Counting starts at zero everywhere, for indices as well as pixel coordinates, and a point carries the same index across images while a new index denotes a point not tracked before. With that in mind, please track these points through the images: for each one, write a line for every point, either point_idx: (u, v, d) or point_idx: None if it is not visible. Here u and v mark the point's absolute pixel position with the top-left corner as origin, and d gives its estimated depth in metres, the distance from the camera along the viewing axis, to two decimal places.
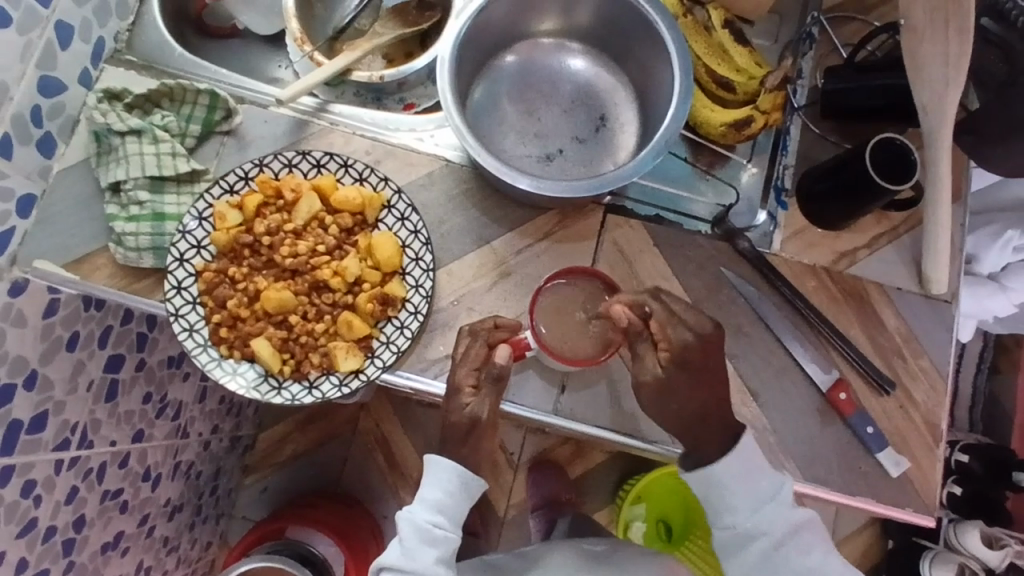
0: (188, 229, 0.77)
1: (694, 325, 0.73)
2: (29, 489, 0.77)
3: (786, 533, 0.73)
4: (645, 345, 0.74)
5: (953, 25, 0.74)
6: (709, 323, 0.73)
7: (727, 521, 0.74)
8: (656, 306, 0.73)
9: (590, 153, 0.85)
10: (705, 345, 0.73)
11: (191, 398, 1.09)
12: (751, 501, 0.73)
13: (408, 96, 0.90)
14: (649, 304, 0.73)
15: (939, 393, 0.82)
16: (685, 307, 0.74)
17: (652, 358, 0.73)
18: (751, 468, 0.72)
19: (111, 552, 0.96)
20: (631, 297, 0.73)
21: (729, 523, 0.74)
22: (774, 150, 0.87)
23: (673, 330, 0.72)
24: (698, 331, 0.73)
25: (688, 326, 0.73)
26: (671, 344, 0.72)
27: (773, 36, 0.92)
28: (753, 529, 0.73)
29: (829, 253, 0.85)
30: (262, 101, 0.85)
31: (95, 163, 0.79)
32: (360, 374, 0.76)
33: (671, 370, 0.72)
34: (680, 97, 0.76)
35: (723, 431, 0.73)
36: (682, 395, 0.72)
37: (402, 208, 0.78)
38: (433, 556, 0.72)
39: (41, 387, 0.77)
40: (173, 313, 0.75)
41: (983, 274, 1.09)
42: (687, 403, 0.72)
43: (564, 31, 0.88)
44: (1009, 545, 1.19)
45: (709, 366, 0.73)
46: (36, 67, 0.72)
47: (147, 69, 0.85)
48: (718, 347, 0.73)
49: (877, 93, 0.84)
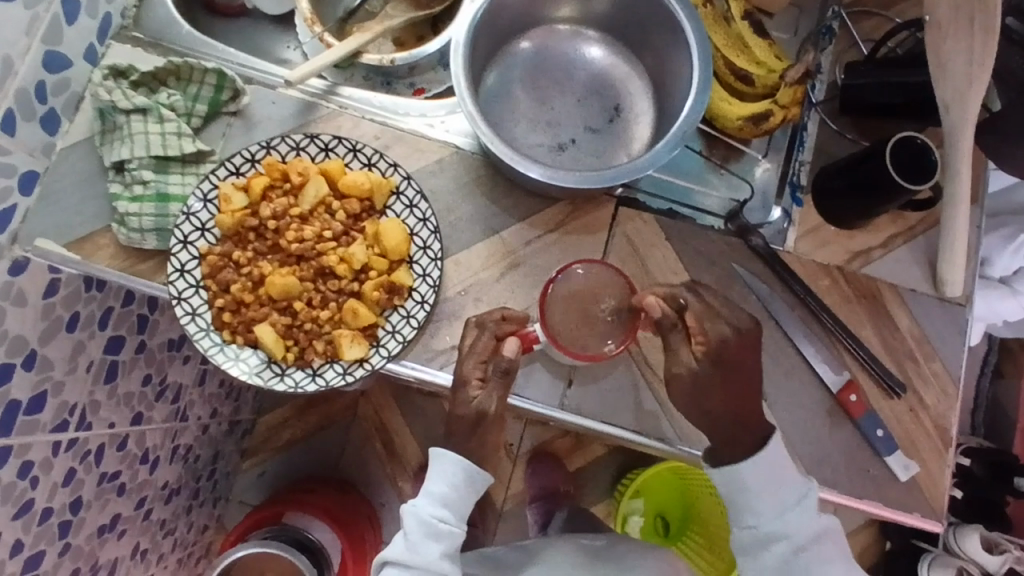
0: (192, 211, 0.75)
1: (732, 320, 0.74)
2: (26, 470, 0.76)
3: (796, 532, 0.73)
4: (679, 338, 0.73)
5: (978, 24, 0.72)
6: (745, 317, 0.75)
7: (748, 521, 0.74)
8: (692, 299, 0.74)
9: (603, 144, 0.84)
10: (742, 340, 0.73)
11: (190, 381, 1.08)
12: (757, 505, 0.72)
13: (419, 81, 0.89)
14: (684, 296, 0.74)
15: (950, 397, 0.81)
16: (722, 302, 0.75)
17: (687, 351, 0.73)
18: (761, 474, 0.71)
19: (107, 534, 0.95)
20: (667, 290, 0.74)
21: (750, 522, 0.74)
22: (790, 146, 0.85)
23: (710, 324, 0.73)
24: (735, 326, 0.73)
25: (728, 321, 0.73)
26: (709, 338, 0.73)
27: (793, 29, 0.89)
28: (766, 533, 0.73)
29: (843, 252, 0.83)
30: (270, 82, 0.83)
31: (99, 141, 0.78)
32: (365, 363, 0.74)
33: (705, 363, 0.73)
34: (698, 89, 0.74)
35: (742, 436, 0.73)
36: (715, 387, 0.72)
37: (411, 195, 0.77)
38: (437, 551, 0.71)
39: (40, 367, 0.75)
40: (176, 296, 0.74)
41: (994, 277, 1.07)
42: (721, 399, 0.73)
43: (580, 19, 0.86)
44: (1009, 550, 1.17)
45: (746, 358, 0.73)
46: (41, 42, 0.70)
47: (153, 46, 0.83)
48: (756, 343, 0.74)
49: (897, 91, 0.82)
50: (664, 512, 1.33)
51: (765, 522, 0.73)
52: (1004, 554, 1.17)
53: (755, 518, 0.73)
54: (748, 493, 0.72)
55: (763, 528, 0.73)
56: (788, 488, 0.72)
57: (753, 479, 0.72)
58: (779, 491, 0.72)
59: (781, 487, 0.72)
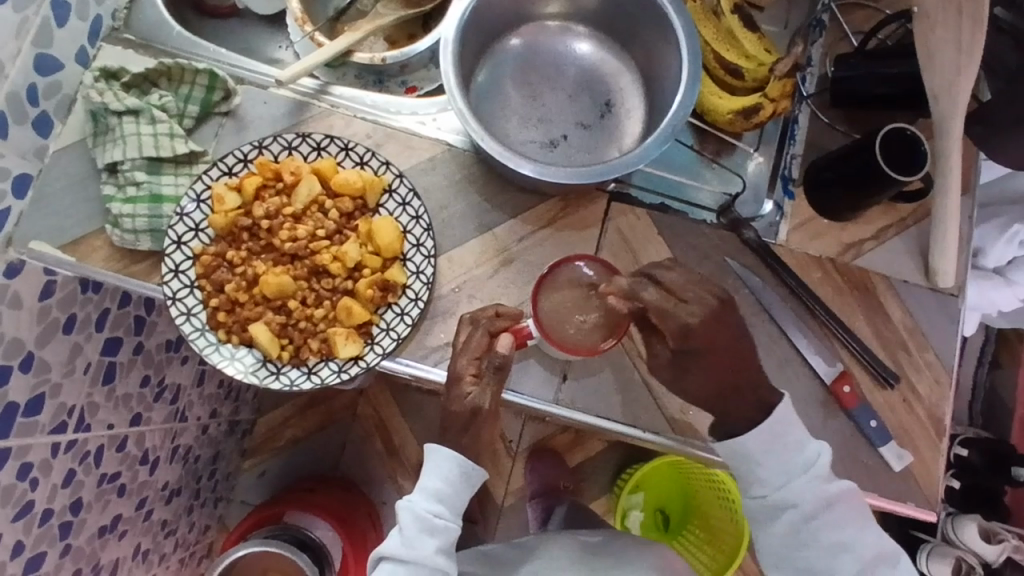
0: (186, 211, 0.75)
1: (696, 307, 0.69)
2: (25, 472, 0.76)
3: (807, 498, 0.72)
4: (652, 329, 0.74)
5: (966, 14, 0.72)
6: (710, 295, 0.70)
7: (756, 491, 0.74)
8: (652, 294, 0.69)
9: (594, 140, 0.84)
10: (709, 325, 0.69)
11: (188, 382, 1.09)
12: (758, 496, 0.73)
13: (410, 79, 0.89)
14: (644, 293, 0.69)
15: (944, 387, 0.81)
16: (682, 282, 0.70)
17: (662, 345, 0.74)
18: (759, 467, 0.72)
19: (108, 535, 0.96)
20: (623, 287, 0.69)
21: (759, 492, 0.74)
22: (781, 140, 0.86)
23: (674, 317, 0.69)
24: (701, 311, 0.69)
25: (689, 312, 0.69)
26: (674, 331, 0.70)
27: (782, 23, 0.89)
28: (780, 496, 0.73)
29: (835, 244, 0.84)
30: (262, 82, 0.83)
31: (92, 143, 0.78)
32: (360, 360, 0.75)
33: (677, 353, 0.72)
34: (687, 83, 0.75)
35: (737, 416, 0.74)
36: (696, 374, 0.72)
37: (403, 192, 0.77)
38: (433, 545, 0.72)
39: (38, 370, 0.76)
40: (171, 296, 0.74)
41: (988, 267, 1.08)
42: (700, 384, 0.73)
43: (570, 15, 0.87)
44: (1007, 539, 1.19)
45: (718, 343, 0.70)
46: (31, 45, 0.71)
47: (144, 48, 0.83)
48: (727, 317, 0.70)
49: (887, 82, 0.83)
50: (665, 506, 1.34)
51: (772, 491, 0.73)
52: (1001, 543, 1.19)
53: (761, 488, 0.73)
54: (750, 462, 0.73)
55: (770, 497, 0.73)
56: (800, 448, 0.72)
57: (757, 445, 0.72)
58: (788, 453, 0.72)
59: (788, 447, 0.72)
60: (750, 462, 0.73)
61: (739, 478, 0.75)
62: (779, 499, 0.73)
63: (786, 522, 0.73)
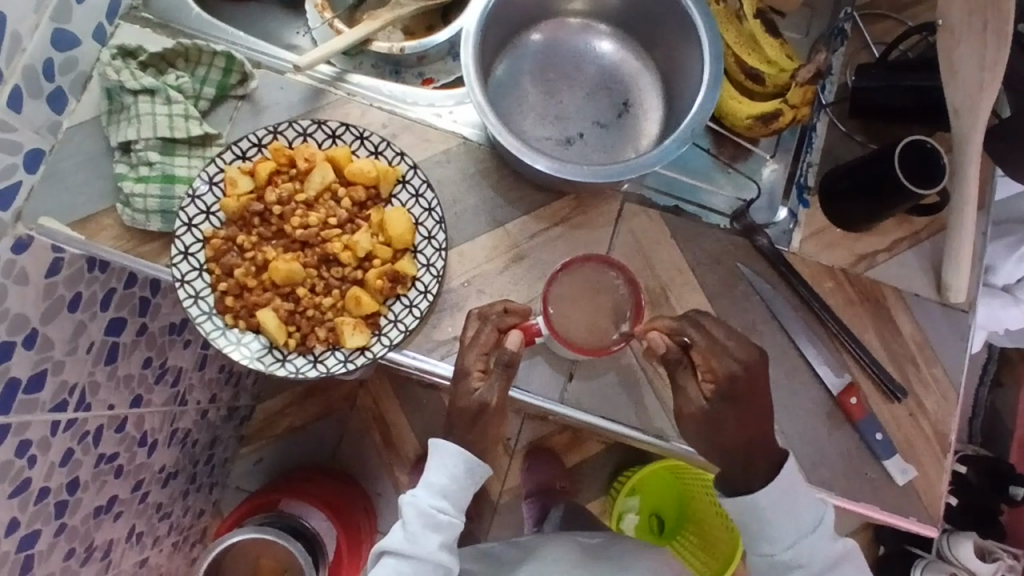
0: (198, 193, 0.75)
1: (739, 353, 0.72)
2: (23, 449, 0.76)
3: (814, 556, 0.74)
4: (685, 373, 0.72)
5: (990, 28, 0.72)
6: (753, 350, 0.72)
7: (765, 549, 0.74)
8: (697, 335, 0.72)
9: (610, 139, 0.83)
10: (751, 375, 0.71)
11: (190, 366, 1.08)
12: (775, 524, 0.72)
13: (427, 71, 0.89)
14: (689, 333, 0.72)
15: (950, 403, 0.81)
16: (725, 332, 0.73)
17: (696, 389, 0.72)
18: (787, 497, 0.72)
19: (103, 516, 0.95)
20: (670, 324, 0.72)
21: (767, 550, 0.74)
22: (798, 148, 0.85)
23: (718, 361, 0.71)
24: (742, 360, 0.71)
25: (734, 356, 0.71)
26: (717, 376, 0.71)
27: (803, 30, 0.89)
28: (788, 556, 0.74)
29: (848, 254, 0.83)
30: (279, 67, 0.83)
31: (106, 121, 0.78)
32: (366, 351, 0.74)
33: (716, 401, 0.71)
34: (708, 86, 0.74)
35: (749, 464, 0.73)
36: (729, 426, 0.71)
37: (417, 184, 0.77)
38: (436, 541, 0.72)
39: (41, 346, 0.75)
40: (179, 278, 0.74)
41: (996, 285, 1.07)
42: (736, 433, 0.71)
43: (591, 13, 0.86)
44: (1001, 558, 1.19)
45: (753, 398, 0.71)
46: (50, 19, 0.70)
47: (162, 27, 0.83)
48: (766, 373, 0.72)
49: (909, 94, 0.82)
50: (660, 509, 1.34)
51: (782, 549, 0.74)
52: (997, 562, 1.19)
53: (770, 546, 0.74)
54: (763, 521, 0.72)
55: (779, 554, 0.74)
56: (809, 508, 0.73)
57: (770, 502, 0.71)
58: (800, 512, 0.72)
59: (796, 507, 0.72)
60: (764, 522, 0.72)
61: (749, 533, 0.74)
62: (786, 559, 0.74)
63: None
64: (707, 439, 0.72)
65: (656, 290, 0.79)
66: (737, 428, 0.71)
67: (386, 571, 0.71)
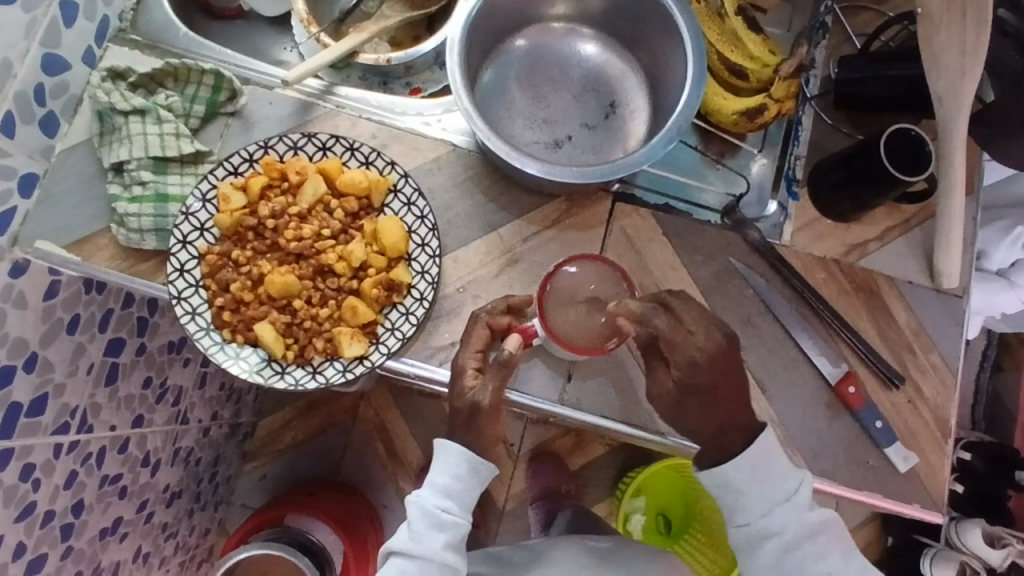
0: (191, 211, 0.75)
1: (703, 344, 0.70)
2: (28, 473, 0.76)
3: (789, 527, 0.73)
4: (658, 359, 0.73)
5: (969, 15, 0.73)
6: (718, 335, 0.70)
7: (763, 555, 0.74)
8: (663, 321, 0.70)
9: (599, 140, 0.84)
10: (716, 363, 0.70)
11: (190, 384, 1.08)
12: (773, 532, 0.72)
13: (414, 81, 0.90)
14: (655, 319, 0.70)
15: (948, 388, 0.81)
16: (696, 317, 0.71)
17: (663, 372, 0.72)
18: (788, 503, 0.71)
19: (109, 537, 0.95)
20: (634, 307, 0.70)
21: (741, 521, 0.74)
22: (785, 142, 0.86)
23: (680, 351, 0.70)
24: (706, 349, 0.70)
25: (699, 348, 0.69)
26: (678, 364, 0.70)
27: (786, 25, 0.90)
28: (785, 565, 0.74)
29: (840, 245, 0.84)
30: (268, 83, 0.83)
31: (98, 142, 0.78)
32: (365, 360, 0.74)
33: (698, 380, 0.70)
34: (693, 82, 0.75)
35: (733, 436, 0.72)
36: (694, 410, 0.72)
37: (408, 192, 0.77)
38: (442, 541, 0.73)
39: (41, 369, 0.76)
40: (176, 296, 0.74)
41: (991, 270, 1.08)
42: (704, 414, 0.72)
43: (575, 17, 0.87)
44: (1010, 544, 1.18)
45: (721, 382, 0.71)
46: (40, 45, 0.71)
47: (150, 48, 0.83)
48: (730, 360, 0.71)
49: (889, 84, 0.83)
50: (666, 510, 1.34)
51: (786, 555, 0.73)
52: (1006, 548, 1.18)
53: (767, 553, 0.74)
54: (754, 510, 0.73)
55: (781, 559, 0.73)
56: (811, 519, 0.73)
57: (758, 492, 0.72)
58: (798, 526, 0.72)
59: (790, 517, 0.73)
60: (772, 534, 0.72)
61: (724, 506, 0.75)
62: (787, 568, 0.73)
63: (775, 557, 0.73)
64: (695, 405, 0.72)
65: (651, 290, 0.80)
66: (718, 400, 0.71)
67: (392, 571, 0.72)
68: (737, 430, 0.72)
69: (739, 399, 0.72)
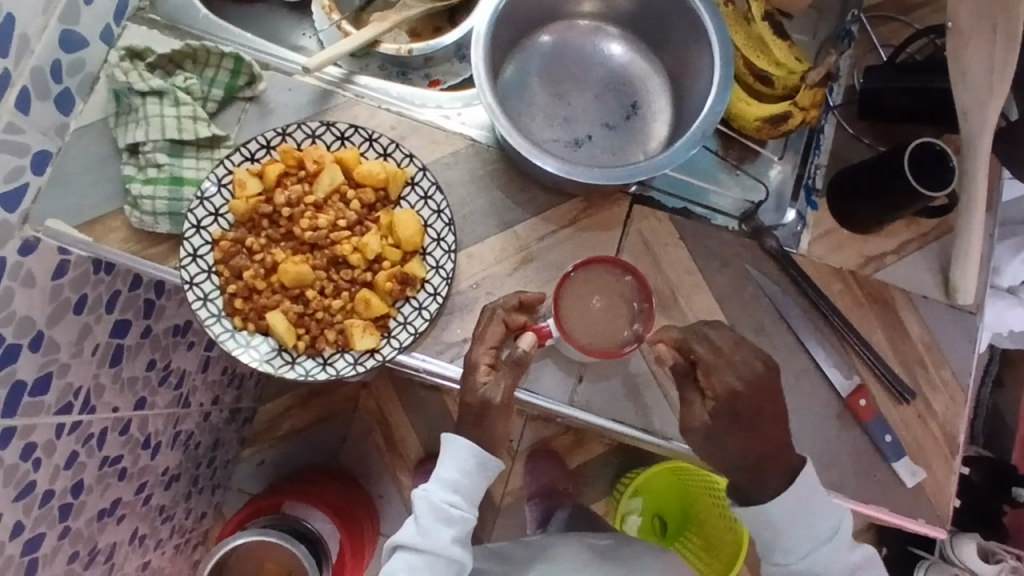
0: (206, 195, 0.75)
1: (742, 370, 0.70)
2: (29, 452, 0.75)
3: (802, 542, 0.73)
4: (692, 389, 0.72)
5: (1000, 31, 0.72)
6: (758, 362, 0.71)
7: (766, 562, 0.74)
8: (701, 348, 0.70)
9: (619, 140, 0.83)
10: (757, 390, 0.70)
11: (193, 368, 1.08)
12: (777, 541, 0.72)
13: (434, 73, 0.88)
14: (693, 345, 0.71)
15: (959, 404, 0.81)
16: (733, 346, 0.71)
17: (699, 404, 0.71)
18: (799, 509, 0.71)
19: (107, 518, 0.95)
20: (677, 335, 0.72)
21: (783, 554, 0.74)
22: (807, 149, 0.85)
23: (721, 378, 0.70)
24: (745, 375, 0.70)
25: (737, 373, 0.70)
26: (718, 393, 0.70)
27: (811, 31, 0.89)
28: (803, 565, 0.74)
29: (856, 256, 0.83)
30: (287, 68, 0.82)
31: (113, 123, 0.77)
32: (376, 353, 0.74)
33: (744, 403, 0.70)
34: (719, 87, 0.74)
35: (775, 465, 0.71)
36: (729, 444, 0.70)
37: (426, 185, 0.77)
38: (449, 535, 0.72)
39: (47, 349, 0.75)
40: (188, 281, 0.73)
41: (1002, 286, 1.08)
42: (744, 450, 0.70)
43: (601, 15, 0.86)
44: (1005, 560, 1.18)
45: (763, 411, 0.70)
46: (58, 20, 0.70)
47: (169, 29, 0.82)
48: (772, 387, 0.71)
49: (917, 96, 0.82)
50: (663, 511, 1.33)
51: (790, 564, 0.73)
52: (1000, 563, 1.18)
53: (785, 556, 0.74)
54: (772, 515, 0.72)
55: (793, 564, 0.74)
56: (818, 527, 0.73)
57: (774, 481, 0.72)
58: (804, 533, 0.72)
59: (810, 515, 0.72)
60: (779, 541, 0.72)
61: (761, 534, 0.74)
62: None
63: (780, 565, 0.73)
64: (747, 437, 0.70)
65: (665, 293, 0.79)
66: (762, 427, 0.70)
67: (399, 566, 0.72)
68: (780, 466, 0.71)
69: (779, 422, 0.71)
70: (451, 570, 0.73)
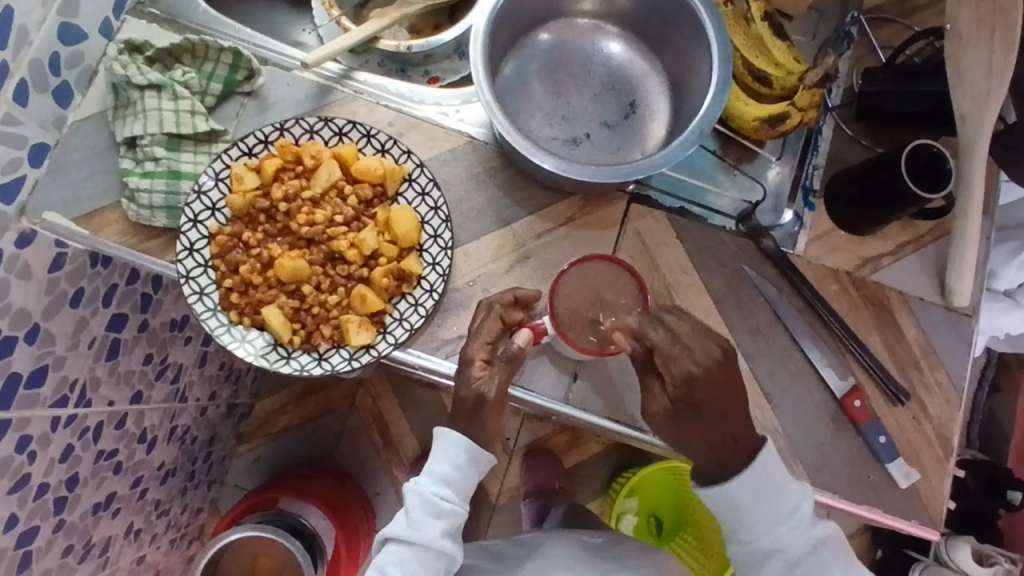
0: (204, 189, 0.75)
1: (699, 354, 0.69)
2: (24, 445, 0.75)
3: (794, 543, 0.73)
4: (653, 377, 0.71)
5: (998, 37, 0.73)
6: (713, 348, 0.69)
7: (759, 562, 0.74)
8: (659, 333, 0.69)
9: (617, 140, 0.83)
10: (710, 377, 0.68)
11: (190, 363, 1.08)
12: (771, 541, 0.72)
13: (433, 70, 0.89)
14: (651, 331, 0.69)
15: (953, 406, 0.81)
16: (688, 329, 0.70)
17: (660, 390, 0.71)
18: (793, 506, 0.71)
19: (101, 512, 0.95)
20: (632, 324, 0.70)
21: (746, 538, 0.73)
22: (804, 151, 0.85)
23: (675, 363, 0.68)
24: (701, 361, 0.68)
25: (694, 359, 0.68)
26: (674, 378, 0.69)
27: (810, 34, 0.89)
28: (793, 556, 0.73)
29: (853, 258, 0.83)
30: (286, 64, 0.82)
31: (111, 116, 0.77)
32: (371, 349, 0.74)
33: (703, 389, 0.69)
34: (718, 87, 0.74)
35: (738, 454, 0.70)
36: (693, 432, 0.71)
37: (423, 182, 0.76)
38: (438, 528, 0.72)
39: (43, 342, 0.75)
40: (184, 275, 0.73)
41: (998, 290, 1.08)
42: (703, 440, 0.71)
43: (601, 14, 0.86)
44: (998, 562, 1.18)
45: (719, 392, 0.69)
46: (57, 13, 0.70)
47: (169, 23, 0.82)
48: (726, 370, 0.70)
49: (916, 99, 0.82)
50: (658, 511, 1.33)
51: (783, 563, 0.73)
52: (993, 565, 1.18)
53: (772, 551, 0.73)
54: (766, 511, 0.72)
55: (789, 557, 0.73)
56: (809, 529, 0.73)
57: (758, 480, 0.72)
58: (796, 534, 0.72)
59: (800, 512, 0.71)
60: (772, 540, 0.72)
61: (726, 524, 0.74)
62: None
63: (773, 565, 0.73)
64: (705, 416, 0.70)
65: (661, 292, 0.79)
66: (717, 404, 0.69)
67: (390, 557, 0.72)
68: (743, 447, 0.71)
69: (738, 406, 0.71)
70: (442, 562, 0.73)
